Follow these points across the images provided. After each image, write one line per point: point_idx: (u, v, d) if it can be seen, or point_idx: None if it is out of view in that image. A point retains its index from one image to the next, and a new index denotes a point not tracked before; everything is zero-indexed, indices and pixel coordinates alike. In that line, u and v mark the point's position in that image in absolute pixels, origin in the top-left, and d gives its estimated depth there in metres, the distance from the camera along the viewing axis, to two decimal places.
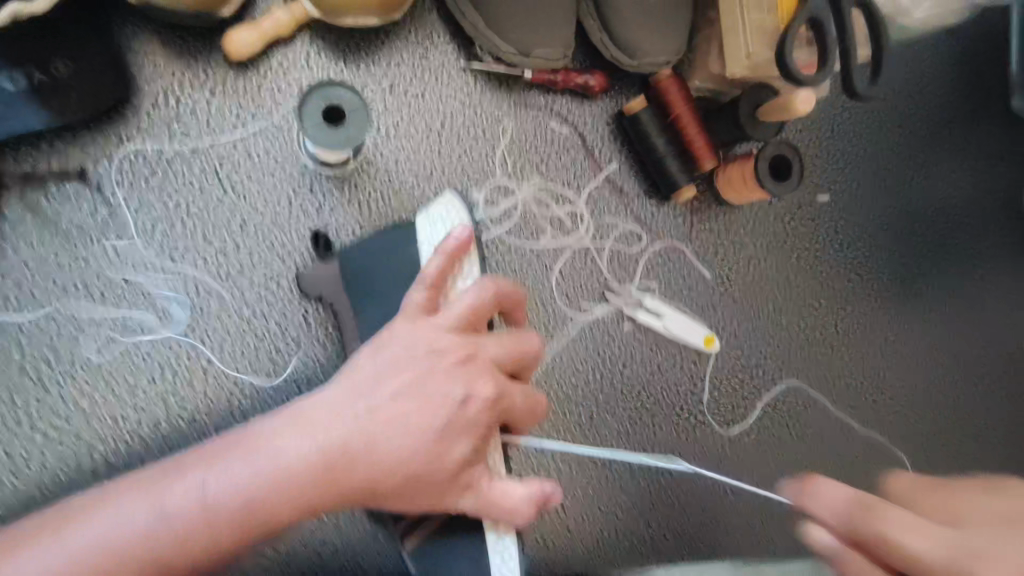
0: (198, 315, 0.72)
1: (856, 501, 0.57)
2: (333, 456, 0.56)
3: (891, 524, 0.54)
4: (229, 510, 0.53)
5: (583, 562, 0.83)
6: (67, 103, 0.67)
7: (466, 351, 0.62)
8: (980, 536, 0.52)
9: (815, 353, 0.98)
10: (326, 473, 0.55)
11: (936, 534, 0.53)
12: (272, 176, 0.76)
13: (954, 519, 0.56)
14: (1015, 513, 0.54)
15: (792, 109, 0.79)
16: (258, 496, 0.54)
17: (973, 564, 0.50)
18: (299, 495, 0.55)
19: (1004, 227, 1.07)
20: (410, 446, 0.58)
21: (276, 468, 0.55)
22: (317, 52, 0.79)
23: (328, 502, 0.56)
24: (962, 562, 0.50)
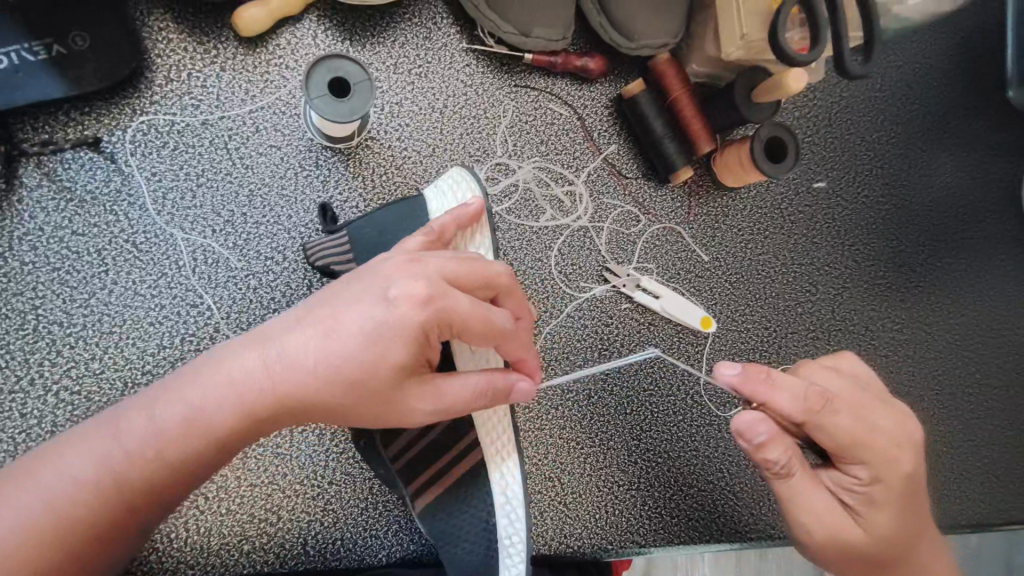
0: (206, 284, 0.75)
1: (816, 399, 0.64)
2: (274, 367, 0.55)
3: (832, 423, 0.65)
4: (178, 430, 0.53)
5: (576, 535, 0.85)
6: (85, 74, 0.71)
7: (407, 257, 0.58)
8: (884, 434, 0.66)
9: (812, 337, 0.99)
10: (271, 383, 0.55)
11: (865, 435, 0.65)
12: (278, 150, 0.78)
13: (875, 424, 0.66)
14: (905, 424, 0.68)
15: (785, 88, 0.81)
16: (210, 412, 0.54)
17: (877, 462, 0.65)
18: (249, 408, 0.54)
19: (999, 217, 1.09)
20: (349, 351, 0.54)
21: (224, 383, 0.55)
22: (324, 30, 0.81)
23: (278, 414, 0.55)
24: (873, 462, 0.65)
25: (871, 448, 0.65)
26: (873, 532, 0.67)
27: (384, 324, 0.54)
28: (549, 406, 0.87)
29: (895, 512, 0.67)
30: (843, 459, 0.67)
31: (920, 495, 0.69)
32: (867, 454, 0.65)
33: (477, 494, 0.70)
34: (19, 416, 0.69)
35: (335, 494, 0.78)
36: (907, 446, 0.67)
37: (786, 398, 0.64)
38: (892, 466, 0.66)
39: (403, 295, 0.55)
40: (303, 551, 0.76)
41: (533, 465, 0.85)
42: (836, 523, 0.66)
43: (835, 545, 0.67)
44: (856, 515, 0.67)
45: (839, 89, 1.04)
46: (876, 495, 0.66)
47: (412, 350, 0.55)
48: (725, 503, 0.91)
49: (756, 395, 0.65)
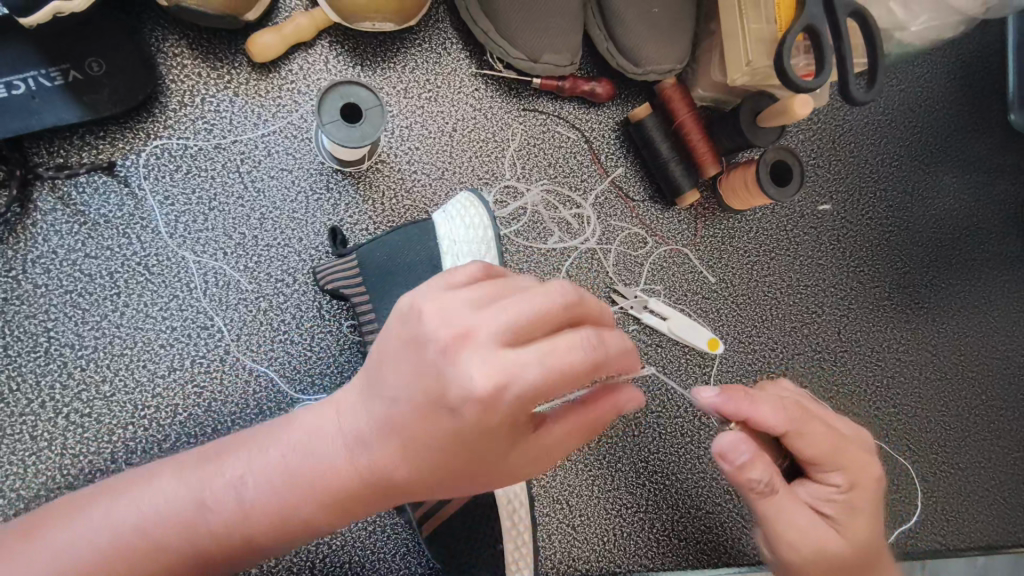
0: (216, 305, 0.75)
1: (789, 410, 0.67)
2: (358, 451, 0.52)
3: (806, 430, 0.67)
4: (268, 504, 0.53)
5: (583, 559, 0.84)
6: (101, 99, 0.72)
7: (461, 326, 0.47)
8: (850, 442, 0.69)
9: (818, 359, 1.00)
10: (359, 467, 0.52)
11: (836, 440, 0.68)
12: (289, 173, 0.79)
13: (839, 433, 0.69)
14: (858, 435, 0.72)
15: (790, 114, 0.82)
16: (296, 487, 0.53)
17: (847, 466, 0.68)
18: (336, 487, 0.53)
19: (1004, 239, 1.09)
20: (425, 442, 0.50)
21: (312, 463, 0.53)
22: (335, 55, 0.82)
23: (375, 497, 0.53)
24: (845, 464, 0.68)
25: (841, 453, 0.68)
26: (856, 543, 0.67)
27: (464, 417, 0.47)
28: None
29: (869, 519, 0.68)
30: (819, 468, 0.69)
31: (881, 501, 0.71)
32: (842, 459, 0.68)
33: (485, 519, 0.70)
34: (29, 440, 0.69)
35: None
36: (870, 453, 0.71)
37: (770, 411, 0.66)
38: (864, 470, 0.68)
39: (469, 387, 0.46)
40: None
41: (541, 488, 0.85)
42: (822, 538, 0.66)
43: (823, 562, 0.66)
44: (838, 526, 0.67)
45: (843, 113, 1.05)
46: (855, 501, 0.68)
47: (488, 433, 0.48)
48: (733, 525, 0.90)
49: (741, 411, 0.66)
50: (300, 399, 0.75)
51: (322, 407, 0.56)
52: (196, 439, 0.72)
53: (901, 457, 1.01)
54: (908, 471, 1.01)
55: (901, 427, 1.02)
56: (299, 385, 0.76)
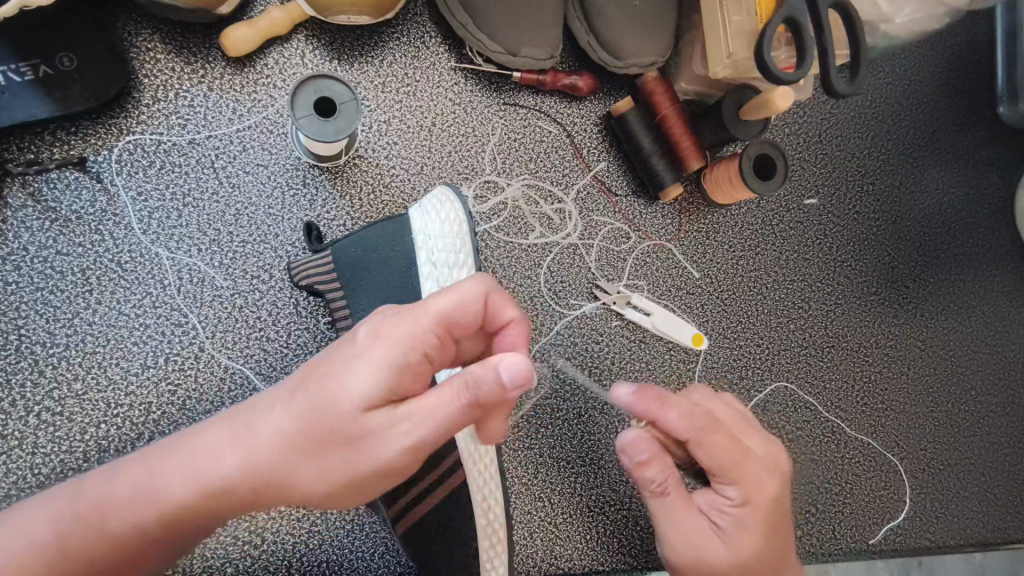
0: (191, 302, 0.75)
1: (696, 423, 0.67)
2: (248, 438, 0.56)
3: (708, 440, 0.68)
4: (156, 499, 0.56)
5: (565, 557, 0.84)
6: (71, 95, 0.72)
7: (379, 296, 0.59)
8: (752, 459, 0.69)
9: (804, 355, 0.99)
10: (248, 441, 0.55)
11: (736, 454, 0.69)
12: (265, 169, 0.78)
13: (742, 449, 0.69)
14: (770, 452, 0.72)
15: (772, 107, 0.81)
16: (193, 449, 0.57)
17: (740, 482, 0.69)
18: (225, 444, 0.56)
19: (993, 233, 1.09)
20: (310, 383, 0.55)
21: (208, 443, 0.57)
22: (312, 50, 0.81)
23: (252, 458, 0.55)
24: (738, 480, 0.69)
25: (737, 469, 0.68)
26: (738, 556, 0.68)
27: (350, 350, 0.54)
28: (539, 425, 0.86)
29: (761, 541, 0.69)
30: (718, 483, 0.70)
31: (785, 524, 0.72)
32: (737, 473, 0.68)
33: (460, 518, 0.69)
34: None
35: (320, 517, 0.76)
36: (780, 475, 0.71)
37: (677, 418, 0.66)
38: (760, 489, 0.69)
39: (370, 323, 0.56)
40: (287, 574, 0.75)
41: (521, 485, 0.84)
42: (703, 543, 0.69)
43: (701, 568, 0.69)
44: (722, 540, 0.69)
45: (829, 106, 1.04)
46: (743, 515, 0.69)
47: (364, 362, 0.53)
48: None
49: (649, 411, 0.67)
50: None
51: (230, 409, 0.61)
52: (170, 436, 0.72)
53: (889, 454, 1.00)
54: (896, 468, 1.00)
55: (888, 423, 1.01)
56: (274, 382, 0.75)
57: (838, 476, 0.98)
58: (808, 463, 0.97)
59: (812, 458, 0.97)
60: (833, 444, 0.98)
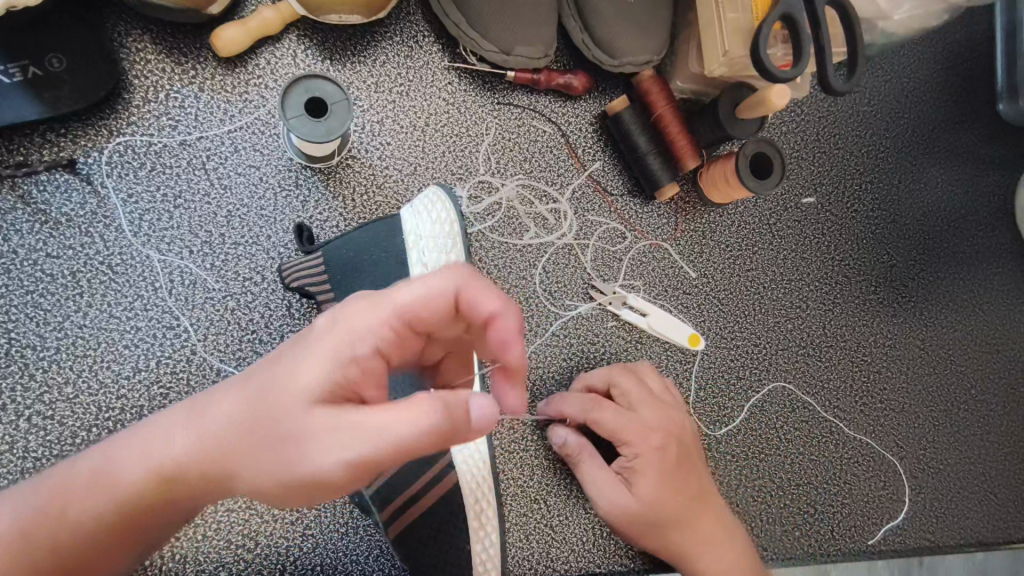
0: (183, 305, 0.74)
1: (586, 403, 0.80)
2: (200, 433, 0.52)
3: (597, 411, 0.79)
4: (108, 490, 0.54)
5: (562, 560, 0.83)
6: (61, 96, 0.71)
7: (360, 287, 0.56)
8: (638, 420, 0.79)
9: (802, 355, 0.98)
10: (203, 438, 0.52)
11: (620, 418, 0.79)
12: (257, 170, 0.78)
13: (626, 414, 0.79)
14: (662, 413, 0.81)
15: (769, 105, 0.80)
16: (152, 442, 0.54)
17: (630, 438, 0.78)
18: (182, 438, 0.53)
19: (993, 231, 1.08)
20: (268, 380, 0.51)
21: (165, 435, 0.54)
22: (304, 50, 0.81)
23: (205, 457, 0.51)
24: (627, 436, 0.78)
25: (625, 429, 0.78)
26: (647, 498, 0.77)
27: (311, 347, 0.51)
28: (534, 427, 0.85)
29: (664, 486, 0.78)
30: (619, 446, 0.79)
31: (693, 475, 0.80)
32: (628, 432, 0.78)
33: (454, 522, 0.69)
34: None
35: (314, 520, 0.76)
36: (675, 431, 0.80)
37: (574, 403, 0.80)
38: (649, 440, 0.78)
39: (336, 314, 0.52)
40: None
41: (516, 487, 0.83)
42: (618, 497, 0.78)
43: (621, 515, 0.78)
44: (631, 491, 0.78)
45: (826, 104, 1.03)
46: (641, 465, 0.78)
47: (324, 360, 0.49)
48: None
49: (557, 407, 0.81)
50: None
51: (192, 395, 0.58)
52: None
53: (888, 455, 1.00)
54: (895, 468, 1.00)
55: (887, 423, 1.00)
56: None
57: (837, 476, 0.97)
58: (807, 463, 0.96)
59: (811, 459, 0.96)
60: (832, 445, 0.98)
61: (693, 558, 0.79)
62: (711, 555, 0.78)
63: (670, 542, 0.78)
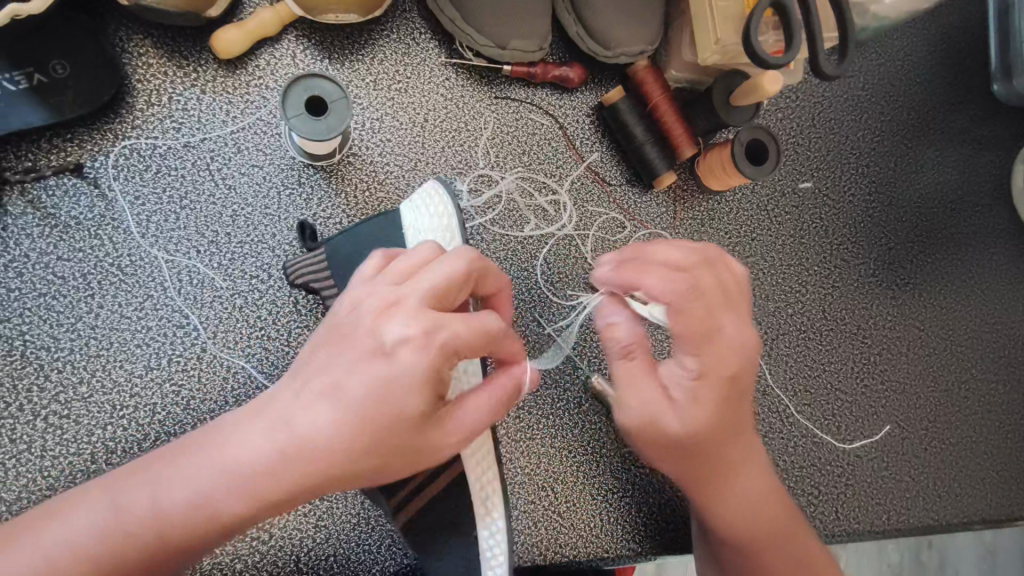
0: (191, 304, 0.76)
1: (676, 288, 0.62)
2: (267, 457, 0.53)
3: (676, 304, 0.62)
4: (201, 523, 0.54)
5: (570, 545, 0.85)
6: (66, 101, 0.73)
7: (388, 298, 0.55)
8: (719, 336, 0.63)
9: (803, 339, 0.99)
10: (290, 471, 0.53)
11: (701, 321, 0.62)
12: (260, 169, 0.79)
13: (703, 326, 0.62)
14: (745, 336, 0.65)
15: (762, 90, 0.81)
16: (228, 482, 0.54)
17: (703, 348, 0.63)
18: (267, 477, 0.53)
19: (990, 211, 1.09)
20: (351, 413, 0.53)
21: (241, 471, 0.54)
22: (303, 50, 0.82)
23: (299, 486, 0.54)
24: (699, 346, 0.63)
25: (706, 342, 0.63)
26: (690, 426, 0.66)
27: (387, 375, 0.52)
28: (540, 415, 0.86)
29: (712, 418, 0.66)
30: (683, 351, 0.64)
31: (742, 405, 0.69)
32: (699, 344, 0.63)
33: (464, 507, 0.70)
34: (8, 444, 0.70)
35: (326, 511, 0.77)
36: (745, 353, 0.64)
37: (657, 282, 0.62)
38: (720, 362, 0.64)
39: (396, 340, 0.53)
40: (295, 568, 0.76)
41: (523, 475, 0.85)
42: (657, 413, 0.67)
43: (649, 427, 0.68)
44: (676, 414, 0.66)
45: (821, 89, 1.04)
46: (698, 388, 0.65)
47: (408, 387, 0.52)
48: None
49: (632, 278, 0.64)
50: None
51: (243, 411, 0.57)
52: (175, 437, 0.73)
53: (891, 435, 1.01)
54: (897, 447, 1.01)
55: (889, 404, 1.01)
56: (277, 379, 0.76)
57: (841, 457, 0.98)
58: (811, 445, 0.97)
59: (814, 441, 0.98)
60: (835, 426, 0.99)
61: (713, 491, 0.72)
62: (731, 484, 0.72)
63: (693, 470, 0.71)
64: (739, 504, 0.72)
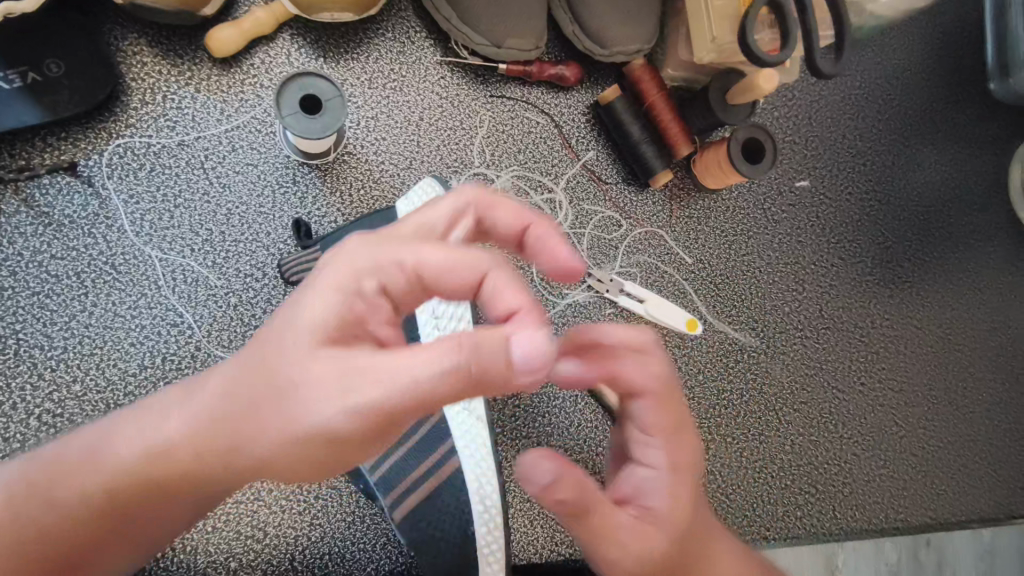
0: (186, 302, 0.75)
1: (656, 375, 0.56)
2: (194, 391, 0.51)
3: (643, 394, 0.56)
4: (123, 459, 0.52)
5: (566, 544, 0.85)
6: (60, 100, 0.73)
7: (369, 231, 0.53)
8: (679, 426, 0.57)
9: (799, 338, 0.99)
10: (204, 407, 0.50)
11: (666, 411, 0.57)
12: (255, 168, 0.79)
13: (672, 415, 0.57)
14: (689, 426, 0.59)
15: (758, 89, 0.81)
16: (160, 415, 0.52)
17: (673, 442, 0.56)
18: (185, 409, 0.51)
19: (986, 210, 1.09)
20: (264, 338, 0.48)
21: (172, 407, 0.52)
22: (298, 48, 0.82)
23: (206, 425, 0.49)
24: (669, 438, 0.57)
25: (676, 431, 0.57)
26: (669, 540, 0.55)
27: (305, 289, 0.47)
28: (536, 414, 0.86)
29: (687, 520, 0.57)
30: (648, 447, 0.57)
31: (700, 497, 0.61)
32: (669, 436, 0.56)
33: (458, 509, 0.68)
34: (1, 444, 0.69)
35: (321, 510, 0.77)
36: (698, 445, 0.59)
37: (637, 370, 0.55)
38: (687, 453, 0.57)
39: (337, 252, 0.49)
40: (290, 568, 0.76)
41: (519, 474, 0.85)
42: (635, 541, 0.54)
43: (626, 561, 0.54)
44: (654, 527, 0.55)
45: (818, 88, 1.04)
46: (671, 489, 0.56)
47: (319, 301, 0.46)
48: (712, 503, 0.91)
49: (614, 378, 0.55)
50: None
51: None
52: None
53: (888, 434, 1.01)
54: (894, 446, 1.01)
55: (886, 403, 1.01)
56: None
57: (838, 456, 0.98)
58: (807, 443, 0.97)
59: (811, 439, 0.97)
60: (832, 425, 0.99)
61: None
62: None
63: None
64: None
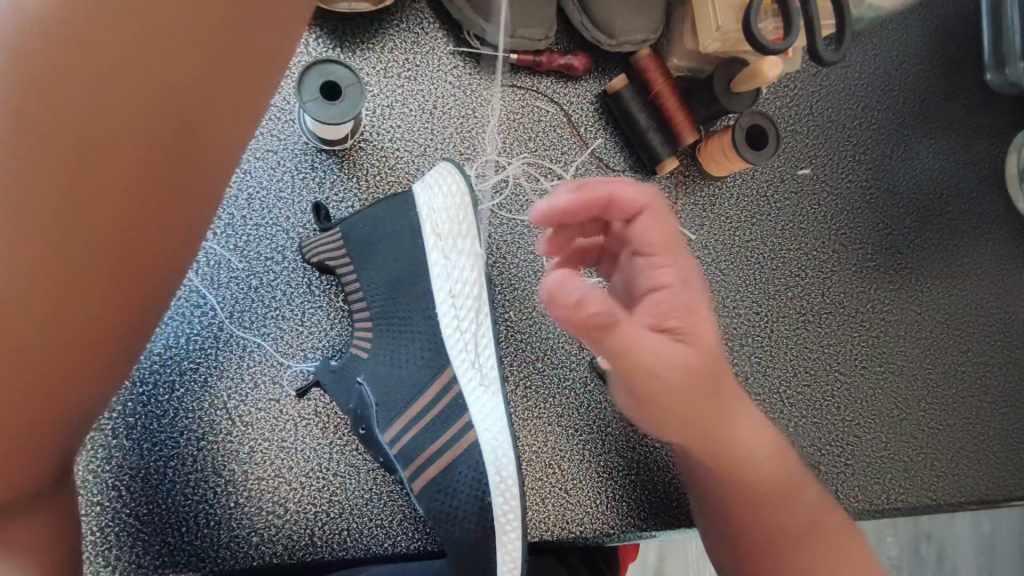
0: (208, 284, 0.80)
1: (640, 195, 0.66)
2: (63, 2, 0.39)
3: (636, 216, 0.65)
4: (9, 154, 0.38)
5: (576, 521, 0.86)
6: None
7: None
8: (683, 253, 0.66)
9: (803, 321, 1.01)
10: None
11: (666, 238, 0.65)
12: (274, 154, 0.83)
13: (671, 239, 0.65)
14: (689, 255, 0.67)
15: (762, 75, 0.83)
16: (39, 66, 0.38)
17: (666, 254, 0.65)
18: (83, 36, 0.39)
19: (985, 198, 1.11)
20: None
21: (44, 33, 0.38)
22: (315, 39, 0.85)
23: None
24: (665, 249, 0.65)
25: (673, 252, 0.65)
26: (694, 357, 0.63)
27: None
28: (547, 395, 0.89)
29: (711, 345, 0.65)
30: (653, 266, 0.65)
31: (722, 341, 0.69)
32: (671, 257, 0.65)
33: (474, 481, 0.70)
34: None
35: (339, 486, 0.79)
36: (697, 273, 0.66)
37: (620, 192, 0.64)
38: (690, 270, 0.65)
39: None
40: (309, 543, 0.77)
41: (531, 453, 0.87)
42: (663, 350, 0.61)
43: (660, 374, 0.62)
44: (666, 337, 0.63)
45: (819, 79, 1.07)
46: (683, 299, 0.64)
47: None
48: None
49: (601, 195, 0.64)
50: (296, 370, 0.80)
51: None
52: (195, 412, 0.78)
53: (889, 414, 1.03)
54: (896, 427, 1.03)
55: (887, 385, 1.04)
56: (290, 354, 0.81)
57: (841, 436, 1.00)
58: (811, 422, 0.99)
59: (814, 419, 1.00)
60: (834, 407, 1.01)
61: (732, 459, 0.72)
62: (739, 433, 0.73)
63: (695, 413, 0.68)
64: (750, 469, 0.72)
